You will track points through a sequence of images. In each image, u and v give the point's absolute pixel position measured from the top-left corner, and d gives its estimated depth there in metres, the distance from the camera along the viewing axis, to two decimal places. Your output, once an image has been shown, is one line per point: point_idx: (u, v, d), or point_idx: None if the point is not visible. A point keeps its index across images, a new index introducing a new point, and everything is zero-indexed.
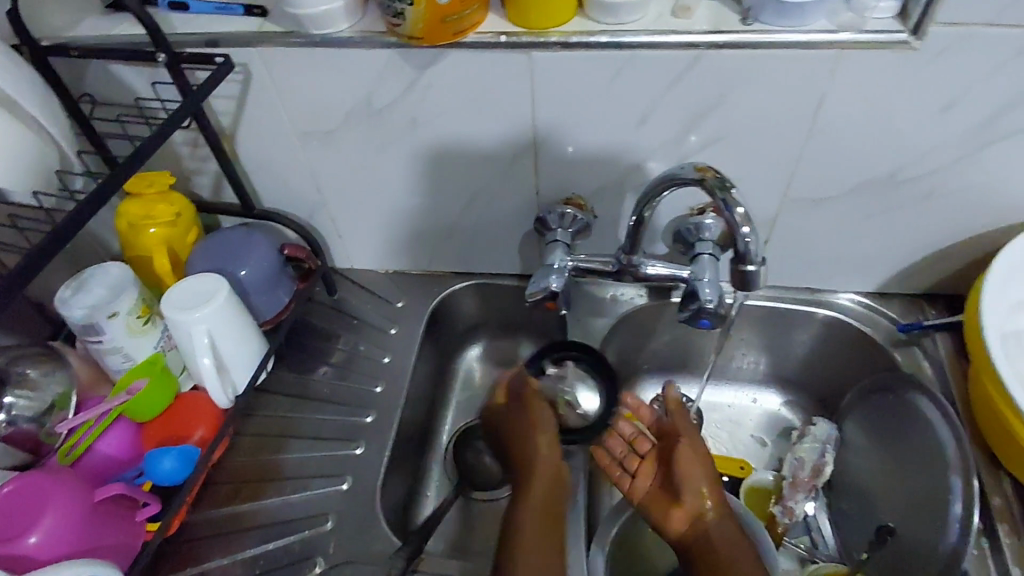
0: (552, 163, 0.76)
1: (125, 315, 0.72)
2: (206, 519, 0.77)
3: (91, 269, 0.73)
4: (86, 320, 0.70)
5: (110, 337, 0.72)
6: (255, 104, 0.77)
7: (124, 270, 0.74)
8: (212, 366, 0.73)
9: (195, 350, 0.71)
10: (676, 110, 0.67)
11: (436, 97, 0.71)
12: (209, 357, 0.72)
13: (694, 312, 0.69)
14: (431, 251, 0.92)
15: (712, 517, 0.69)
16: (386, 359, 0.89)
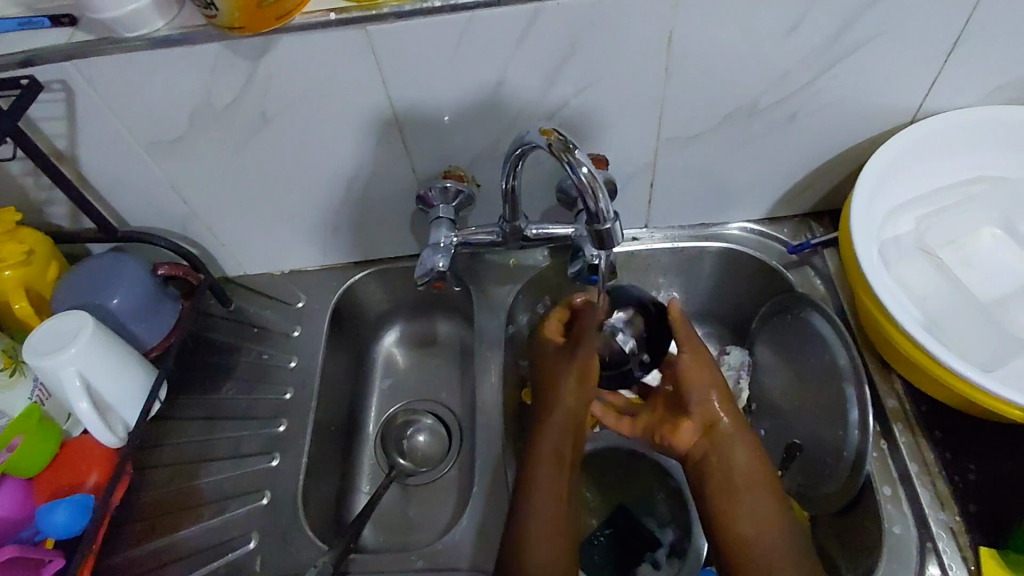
0: (424, 136, 0.71)
1: None
2: (125, 561, 0.68)
3: None
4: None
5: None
6: (85, 122, 0.66)
7: None
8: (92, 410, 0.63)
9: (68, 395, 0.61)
10: (550, 63, 0.64)
11: (282, 83, 0.64)
12: (88, 400, 0.62)
13: (583, 268, 0.68)
14: (324, 245, 0.84)
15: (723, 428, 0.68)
16: (292, 363, 0.81)
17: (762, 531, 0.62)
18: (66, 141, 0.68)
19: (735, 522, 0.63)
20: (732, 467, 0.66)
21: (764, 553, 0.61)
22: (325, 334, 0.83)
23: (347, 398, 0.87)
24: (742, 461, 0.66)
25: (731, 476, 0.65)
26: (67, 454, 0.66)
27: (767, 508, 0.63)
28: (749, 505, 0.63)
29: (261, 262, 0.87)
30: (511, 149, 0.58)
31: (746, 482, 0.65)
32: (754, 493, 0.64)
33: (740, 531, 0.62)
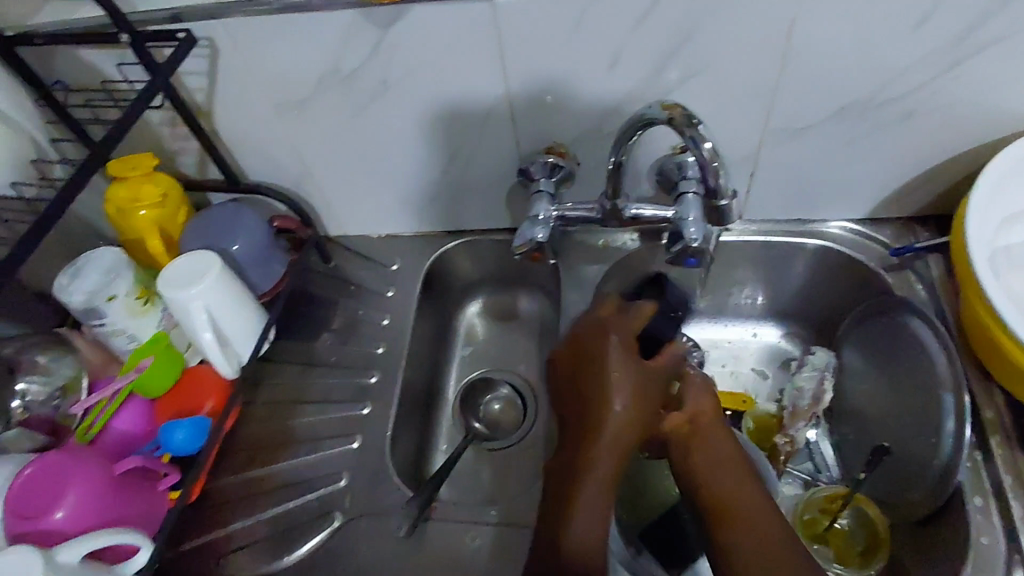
0: (532, 113, 0.73)
1: (125, 297, 0.68)
2: (229, 485, 0.74)
3: (85, 255, 0.68)
4: (86, 306, 0.66)
5: (109, 319, 0.67)
6: (225, 78, 0.72)
7: (119, 253, 0.69)
8: (214, 341, 0.69)
9: (195, 326, 0.67)
10: (665, 46, 0.65)
11: (406, 53, 0.67)
12: (211, 331, 0.68)
13: (680, 251, 0.69)
14: (422, 212, 0.88)
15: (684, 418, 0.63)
16: (386, 322, 0.86)
17: (736, 497, 0.57)
18: (204, 96, 0.74)
19: (720, 489, 0.58)
20: (713, 442, 0.61)
21: (754, 522, 0.55)
22: (417, 296, 0.87)
23: (431, 361, 0.91)
24: (717, 441, 0.61)
25: (704, 442, 0.61)
26: (187, 379, 0.72)
27: (748, 482, 0.58)
28: (732, 479, 0.58)
29: (361, 225, 0.91)
30: (629, 126, 0.59)
31: (724, 453, 0.60)
32: (734, 468, 0.59)
33: (727, 501, 0.57)
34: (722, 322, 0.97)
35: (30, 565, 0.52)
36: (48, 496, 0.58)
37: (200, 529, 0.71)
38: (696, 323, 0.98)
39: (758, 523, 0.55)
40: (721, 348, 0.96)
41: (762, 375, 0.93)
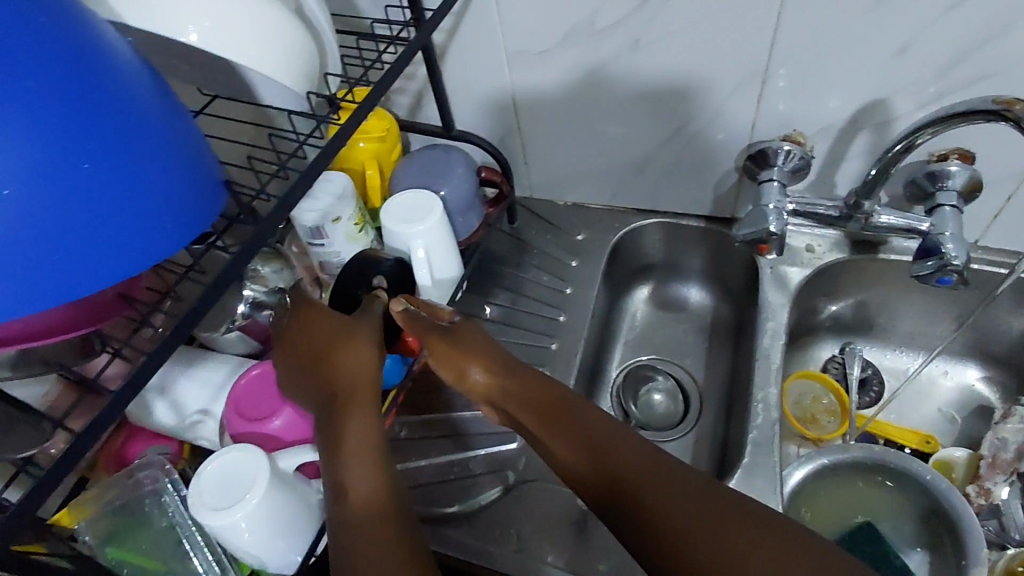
0: (780, 97, 0.68)
1: (347, 221, 0.69)
2: (405, 423, 0.74)
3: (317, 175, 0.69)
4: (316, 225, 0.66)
5: (328, 239, 0.69)
6: (471, 19, 0.71)
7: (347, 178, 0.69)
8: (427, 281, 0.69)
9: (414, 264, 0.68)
10: (965, 42, 0.59)
11: (670, 14, 0.64)
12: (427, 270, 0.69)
13: (933, 268, 0.62)
14: (618, 185, 0.85)
15: (566, 401, 0.51)
16: (567, 290, 0.84)
17: (648, 496, 0.45)
18: (445, 36, 0.73)
19: (617, 478, 0.46)
20: (617, 449, 0.48)
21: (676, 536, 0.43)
22: (601, 270, 0.84)
23: (598, 339, 0.88)
24: (629, 447, 0.48)
25: (606, 445, 0.48)
26: None
27: (659, 492, 0.45)
28: (658, 487, 0.45)
29: (551, 189, 0.90)
30: (944, 116, 0.55)
31: (647, 463, 0.47)
32: (665, 481, 0.45)
33: (624, 490, 0.46)
34: (910, 352, 0.89)
35: (259, 467, 0.53)
36: (271, 400, 0.59)
37: None
38: (878, 350, 0.91)
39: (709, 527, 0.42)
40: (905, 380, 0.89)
41: (951, 418, 0.86)
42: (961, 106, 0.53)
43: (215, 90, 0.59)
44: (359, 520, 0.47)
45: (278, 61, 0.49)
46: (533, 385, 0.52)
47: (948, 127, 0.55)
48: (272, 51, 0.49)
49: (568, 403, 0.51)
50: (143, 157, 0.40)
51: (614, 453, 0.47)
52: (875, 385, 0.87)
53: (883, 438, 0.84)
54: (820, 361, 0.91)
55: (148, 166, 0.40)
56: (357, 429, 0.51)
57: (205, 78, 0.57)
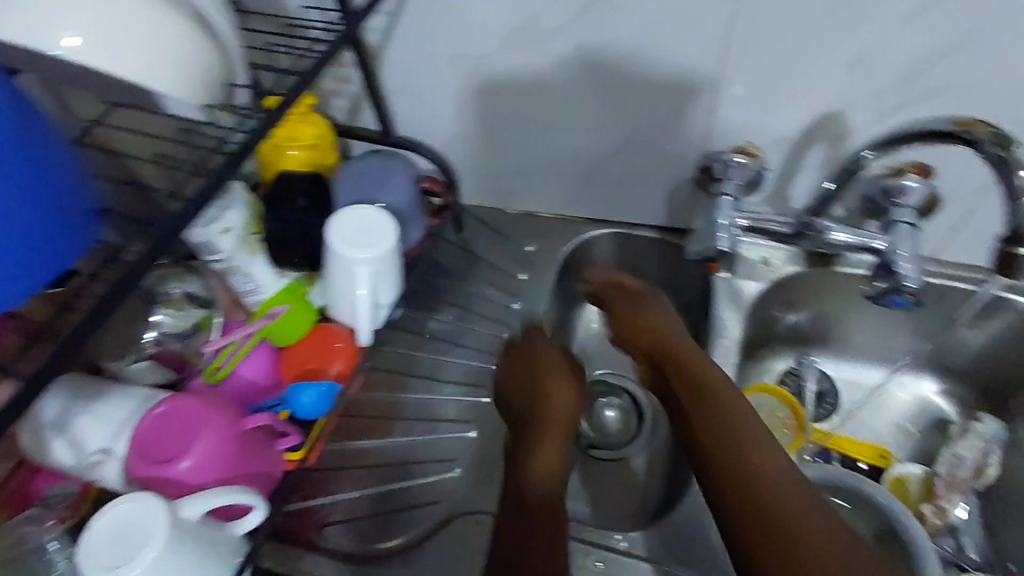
0: (733, 107, 0.65)
1: (239, 230, 0.62)
2: (338, 452, 0.70)
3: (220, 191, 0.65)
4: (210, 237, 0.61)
5: (221, 253, 0.62)
6: (410, 19, 0.65)
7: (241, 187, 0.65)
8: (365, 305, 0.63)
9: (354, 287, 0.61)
10: (928, 52, 0.55)
11: (618, 19, 0.60)
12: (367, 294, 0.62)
13: (886, 290, 0.60)
14: (569, 195, 0.81)
15: (721, 384, 0.60)
16: (514, 306, 0.80)
17: (779, 494, 0.52)
18: (380, 37, 0.68)
19: (755, 488, 0.52)
20: (774, 457, 0.54)
21: (773, 518, 0.51)
22: (551, 284, 0.80)
23: None
24: (774, 454, 0.54)
25: (760, 451, 0.55)
26: (313, 335, 0.67)
27: (777, 493, 0.52)
28: (730, 449, 0.55)
29: (500, 199, 0.85)
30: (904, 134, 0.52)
31: (772, 462, 0.54)
32: (756, 457, 0.54)
33: (762, 500, 0.52)
34: (866, 364, 0.87)
35: (155, 517, 0.48)
36: (175, 441, 0.54)
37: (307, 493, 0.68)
38: (836, 361, 0.88)
39: (804, 524, 0.49)
40: (861, 392, 0.87)
41: (906, 432, 0.84)
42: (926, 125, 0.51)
43: (113, 98, 0.53)
44: (523, 522, 0.54)
45: (172, 65, 0.44)
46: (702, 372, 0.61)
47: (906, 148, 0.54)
48: (166, 56, 0.44)
49: (738, 419, 0.57)
50: (14, 194, 0.36)
51: (772, 444, 0.55)
52: (829, 401, 0.86)
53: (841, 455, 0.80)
54: (775, 375, 0.88)
55: (24, 203, 0.36)
56: (548, 454, 0.59)
57: (100, 86, 0.51)
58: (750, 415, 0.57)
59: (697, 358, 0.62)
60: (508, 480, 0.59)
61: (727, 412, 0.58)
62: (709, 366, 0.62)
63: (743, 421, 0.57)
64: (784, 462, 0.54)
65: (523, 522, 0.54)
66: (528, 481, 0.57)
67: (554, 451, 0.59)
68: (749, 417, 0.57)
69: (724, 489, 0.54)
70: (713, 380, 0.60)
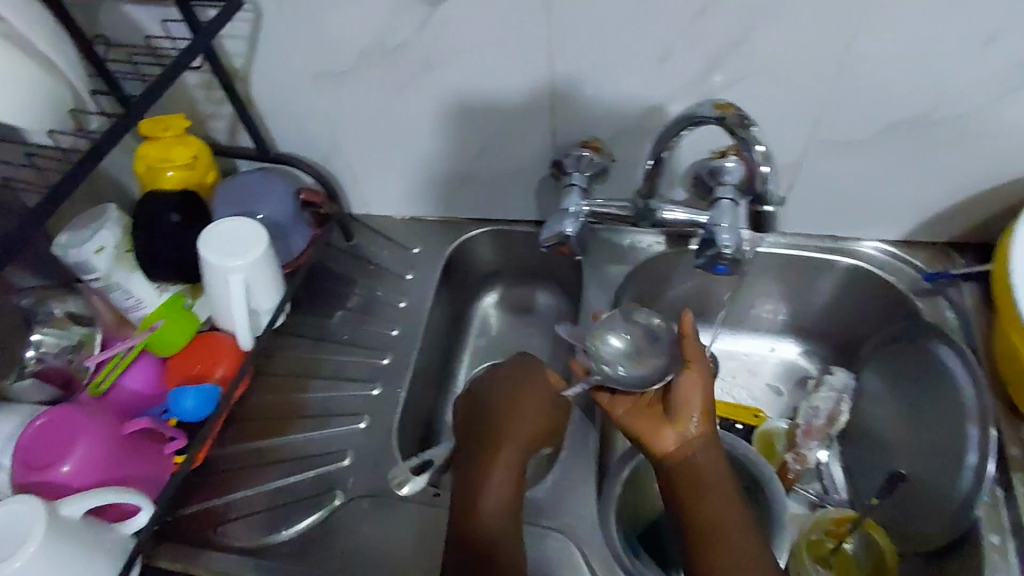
0: (571, 104, 0.72)
1: (113, 248, 0.67)
2: (234, 453, 0.73)
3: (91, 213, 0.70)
4: (81, 254, 0.65)
5: (97, 271, 0.66)
6: (266, 42, 0.71)
7: (115, 210, 0.69)
8: (245, 313, 0.68)
9: (230, 295, 0.67)
10: (717, 46, 0.63)
11: (451, 32, 0.66)
12: (244, 302, 0.68)
13: (711, 258, 0.67)
14: (448, 197, 0.87)
15: (709, 444, 0.63)
16: (402, 304, 0.85)
17: (727, 524, 0.58)
18: (243, 60, 0.73)
19: (710, 521, 0.59)
20: (729, 500, 0.60)
21: (737, 553, 0.57)
22: (433, 283, 0.86)
23: (443, 348, 0.90)
24: (731, 502, 0.60)
25: (715, 486, 0.60)
26: (200, 343, 0.72)
27: (734, 533, 0.58)
28: (722, 533, 0.58)
29: (387, 206, 0.90)
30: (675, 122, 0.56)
31: (732, 496, 0.60)
32: (732, 530, 0.58)
33: (717, 529, 0.59)
34: (737, 332, 0.93)
35: (34, 512, 0.51)
36: (56, 449, 0.58)
37: (205, 495, 0.71)
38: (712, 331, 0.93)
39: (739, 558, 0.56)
40: (737, 359, 0.92)
41: (777, 392, 0.89)
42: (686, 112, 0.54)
43: None
44: (489, 487, 0.62)
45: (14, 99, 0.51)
46: (711, 450, 0.62)
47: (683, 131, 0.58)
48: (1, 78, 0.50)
49: (702, 458, 0.62)
50: None
51: (728, 488, 0.61)
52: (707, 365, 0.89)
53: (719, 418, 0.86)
54: None
55: None
56: (499, 482, 0.62)
57: None
58: (716, 454, 0.63)
59: (685, 390, 0.65)
60: (459, 492, 0.63)
61: (697, 463, 0.62)
62: (695, 399, 0.64)
63: (700, 448, 0.62)
64: (731, 486, 0.61)
65: (488, 492, 0.61)
66: (477, 489, 0.62)
67: (512, 455, 0.65)
68: (716, 453, 0.63)
69: (683, 498, 0.61)
70: (701, 424, 0.63)
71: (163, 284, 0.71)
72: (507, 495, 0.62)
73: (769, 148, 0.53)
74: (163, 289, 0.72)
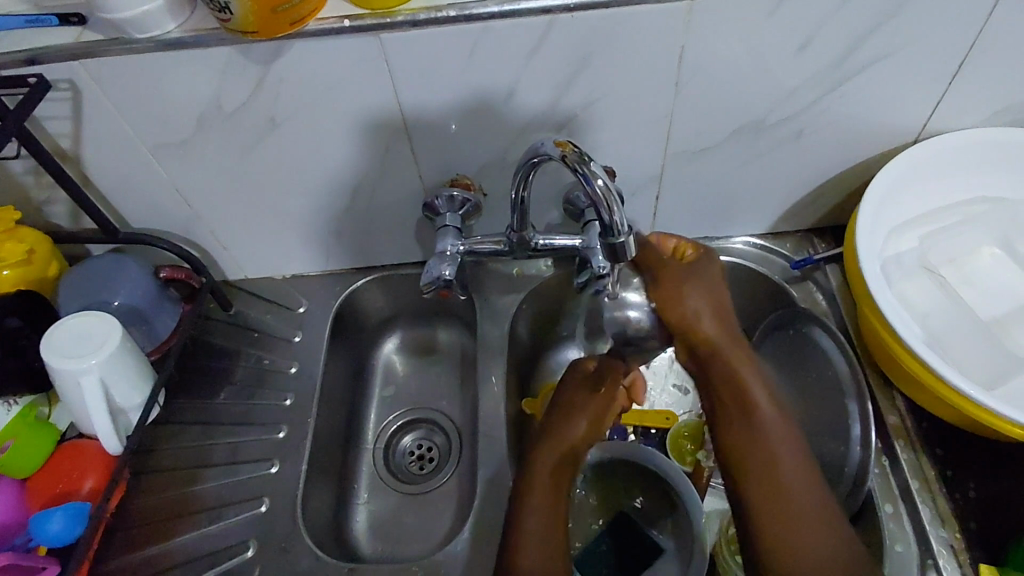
0: (432, 144, 0.71)
1: None
2: (120, 568, 0.67)
3: None
4: None
5: None
6: (92, 121, 0.66)
7: None
8: (106, 416, 0.63)
9: (87, 400, 0.61)
10: (560, 74, 0.64)
11: (293, 88, 0.64)
12: (104, 405, 0.62)
13: (588, 280, 0.68)
14: (326, 250, 0.84)
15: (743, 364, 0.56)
16: (293, 369, 0.81)
17: (759, 451, 0.53)
18: (70, 141, 0.67)
19: (734, 445, 0.54)
20: (763, 420, 0.54)
21: (762, 469, 0.53)
22: (324, 343, 0.83)
23: (346, 405, 0.86)
24: (772, 420, 0.54)
25: (744, 403, 0.55)
26: (62, 454, 0.65)
27: (779, 445, 0.54)
28: (767, 471, 0.53)
29: (264, 267, 0.86)
30: (525, 158, 0.57)
31: (767, 416, 0.54)
32: (792, 479, 0.52)
33: (743, 455, 0.54)
34: None
35: None
36: None
37: None
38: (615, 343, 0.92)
39: (789, 490, 0.52)
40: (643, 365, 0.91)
41: (684, 391, 0.88)
42: (531, 151, 0.56)
43: None
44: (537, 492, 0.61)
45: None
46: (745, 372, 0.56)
47: (538, 166, 0.58)
48: None
49: (741, 376, 0.55)
50: None
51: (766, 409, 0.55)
52: None
53: (633, 426, 0.84)
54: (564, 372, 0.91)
55: None
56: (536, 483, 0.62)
57: None
58: (757, 377, 0.56)
59: (682, 293, 0.57)
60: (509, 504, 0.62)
61: (734, 377, 0.55)
62: (694, 299, 0.57)
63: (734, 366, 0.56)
64: (766, 405, 0.55)
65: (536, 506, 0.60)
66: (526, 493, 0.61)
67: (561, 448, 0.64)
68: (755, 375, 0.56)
69: (723, 426, 0.56)
70: (714, 333, 0.56)
71: (12, 399, 0.66)
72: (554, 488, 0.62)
73: (607, 181, 0.52)
74: (14, 402, 0.66)
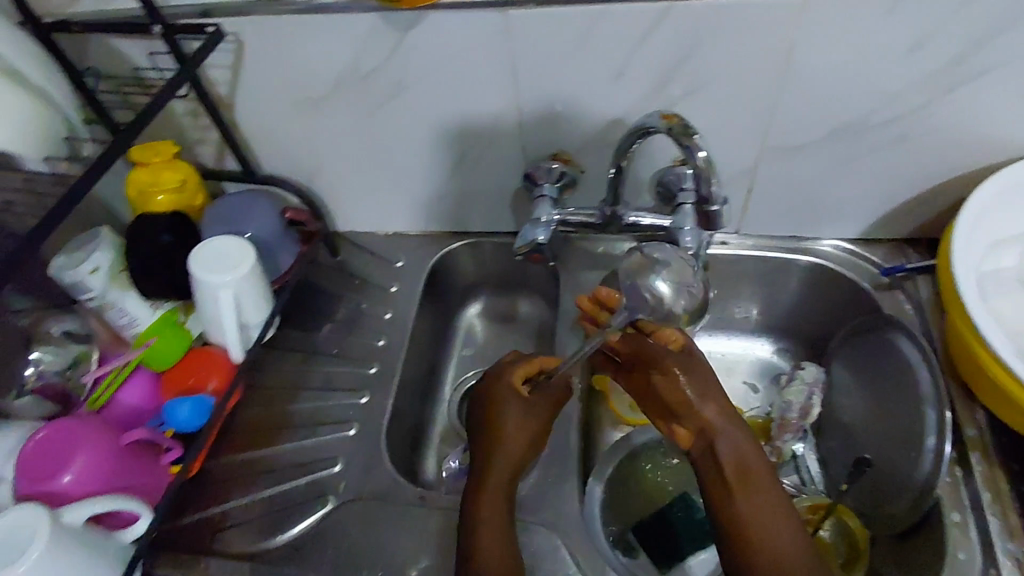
0: (539, 120, 0.76)
1: (108, 269, 0.71)
2: (227, 464, 0.76)
3: (82, 236, 0.73)
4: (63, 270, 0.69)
5: (93, 292, 0.71)
6: (248, 72, 0.75)
7: (105, 231, 0.74)
8: (234, 325, 0.72)
9: (220, 310, 0.71)
10: (669, 60, 0.67)
11: (421, 57, 0.71)
12: (233, 316, 0.71)
13: None
14: (428, 212, 0.91)
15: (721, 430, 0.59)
16: (388, 315, 0.88)
17: (765, 526, 0.54)
18: (227, 88, 0.77)
19: (745, 521, 0.54)
20: (766, 491, 0.55)
21: (761, 534, 0.53)
22: (418, 296, 0.90)
23: (429, 357, 0.92)
24: (771, 498, 0.55)
25: (754, 479, 0.56)
26: (193, 356, 0.75)
27: (776, 522, 0.54)
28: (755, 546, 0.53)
29: (371, 222, 0.94)
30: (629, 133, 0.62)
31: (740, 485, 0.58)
32: (765, 533, 0.53)
33: (750, 529, 0.54)
34: (715, 333, 0.94)
35: (37, 522, 0.55)
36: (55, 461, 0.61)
37: (199, 504, 0.73)
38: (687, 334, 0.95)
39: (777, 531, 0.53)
40: (714, 359, 0.93)
41: (753, 389, 0.90)
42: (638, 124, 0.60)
43: None
44: (483, 529, 0.61)
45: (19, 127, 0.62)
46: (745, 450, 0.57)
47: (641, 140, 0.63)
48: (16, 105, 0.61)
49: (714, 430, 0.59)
50: None
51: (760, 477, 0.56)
52: None
53: None
54: None
55: None
56: (486, 511, 0.62)
57: None
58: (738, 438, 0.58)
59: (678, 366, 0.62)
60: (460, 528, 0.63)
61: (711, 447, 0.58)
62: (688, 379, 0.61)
63: (721, 438, 0.58)
64: (736, 460, 0.57)
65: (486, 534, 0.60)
66: (472, 534, 0.61)
67: (498, 482, 0.64)
68: (740, 441, 0.58)
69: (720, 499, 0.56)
70: (715, 414, 0.59)
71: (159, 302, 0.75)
72: (498, 517, 0.62)
73: (710, 153, 0.59)
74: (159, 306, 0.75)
